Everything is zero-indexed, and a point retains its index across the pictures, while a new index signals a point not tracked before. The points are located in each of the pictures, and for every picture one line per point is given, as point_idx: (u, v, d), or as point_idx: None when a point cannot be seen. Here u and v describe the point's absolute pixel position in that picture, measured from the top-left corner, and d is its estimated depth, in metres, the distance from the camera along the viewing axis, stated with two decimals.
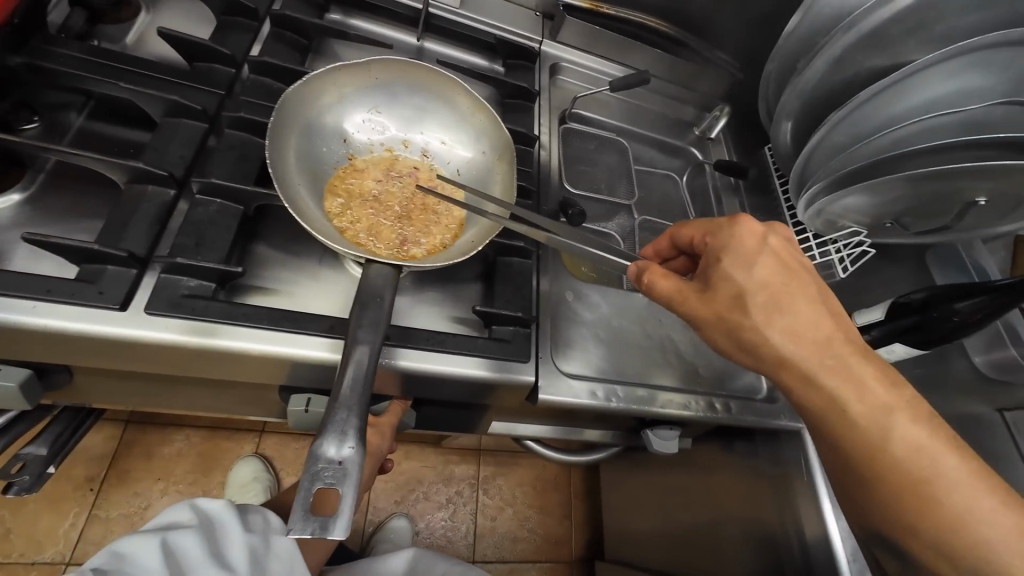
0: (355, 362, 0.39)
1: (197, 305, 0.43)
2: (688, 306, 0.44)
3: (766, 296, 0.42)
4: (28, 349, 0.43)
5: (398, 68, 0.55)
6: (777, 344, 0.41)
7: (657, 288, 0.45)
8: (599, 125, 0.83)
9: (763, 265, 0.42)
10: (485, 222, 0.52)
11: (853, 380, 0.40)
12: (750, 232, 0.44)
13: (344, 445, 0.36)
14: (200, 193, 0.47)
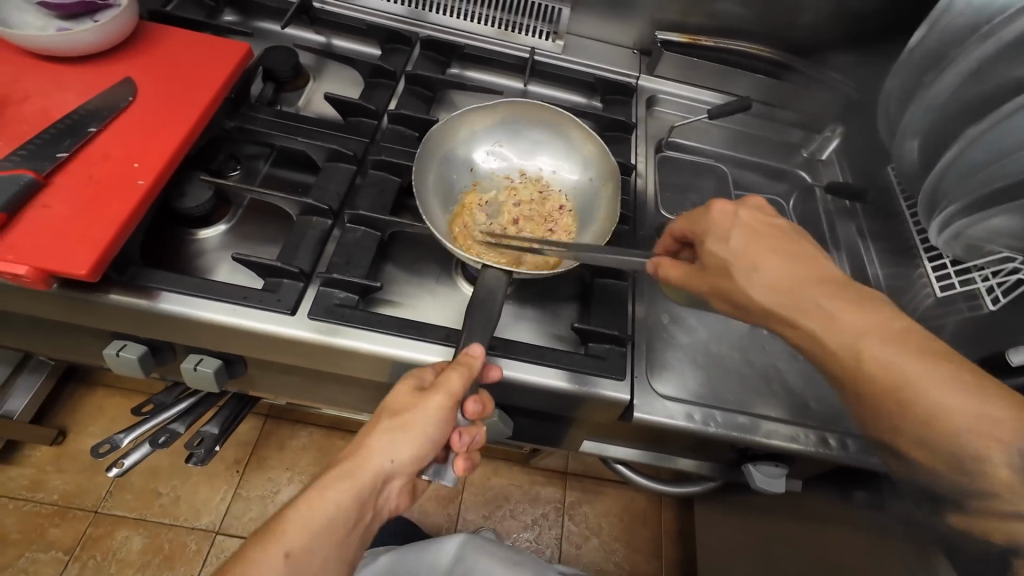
0: (455, 362, 0.46)
1: (345, 312, 0.52)
2: (691, 283, 0.47)
3: (738, 262, 0.44)
4: (227, 343, 0.55)
5: (520, 107, 0.63)
6: (758, 300, 0.43)
7: (667, 277, 0.49)
8: (697, 152, 0.83)
9: (736, 233, 0.45)
10: (589, 240, 0.58)
11: (828, 318, 0.40)
12: (721, 211, 0.47)
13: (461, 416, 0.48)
14: (350, 222, 0.57)
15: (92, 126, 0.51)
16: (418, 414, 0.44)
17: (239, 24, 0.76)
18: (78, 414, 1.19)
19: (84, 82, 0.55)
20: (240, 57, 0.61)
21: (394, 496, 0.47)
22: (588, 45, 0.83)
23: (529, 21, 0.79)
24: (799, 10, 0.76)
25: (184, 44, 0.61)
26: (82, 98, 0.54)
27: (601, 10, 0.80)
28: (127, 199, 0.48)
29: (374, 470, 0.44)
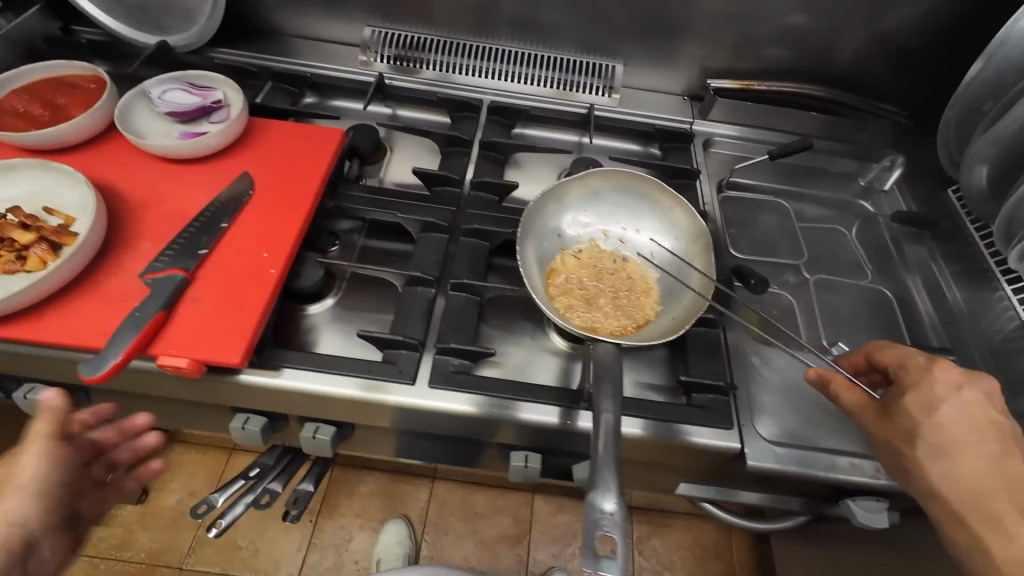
0: (604, 426, 0.43)
1: (463, 379, 0.55)
2: (864, 422, 0.51)
3: (945, 433, 0.47)
4: (348, 413, 0.58)
5: (605, 173, 0.63)
6: (933, 480, 0.46)
7: (840, 398, 0.53)
8: (758, 189, 0.85)
9: (946, 410, 0.47)
10: (683, 300, 0.57)
11: (993, 520, 0.43)
12: (942, 378, 0.48)
13: (610, 501, 0.39)
14: (452, 289, 0.61)
15: (224, 222, 0.57)
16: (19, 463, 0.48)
17: (316, 105, 0.83)
18: (159, 471, 1.23)
19: (209, 179, 0.61)
20: (337, 141, 0.67)
21: None
22: (641, 96, 0.87)
23: (585, 79, 0.84)
24: (846, 50, 0.79)
25: (287, 134, 0.66)
26: (210, 195, 0.59)
27: (653, 64, 0.84)
28: (264, 288, 0.53)
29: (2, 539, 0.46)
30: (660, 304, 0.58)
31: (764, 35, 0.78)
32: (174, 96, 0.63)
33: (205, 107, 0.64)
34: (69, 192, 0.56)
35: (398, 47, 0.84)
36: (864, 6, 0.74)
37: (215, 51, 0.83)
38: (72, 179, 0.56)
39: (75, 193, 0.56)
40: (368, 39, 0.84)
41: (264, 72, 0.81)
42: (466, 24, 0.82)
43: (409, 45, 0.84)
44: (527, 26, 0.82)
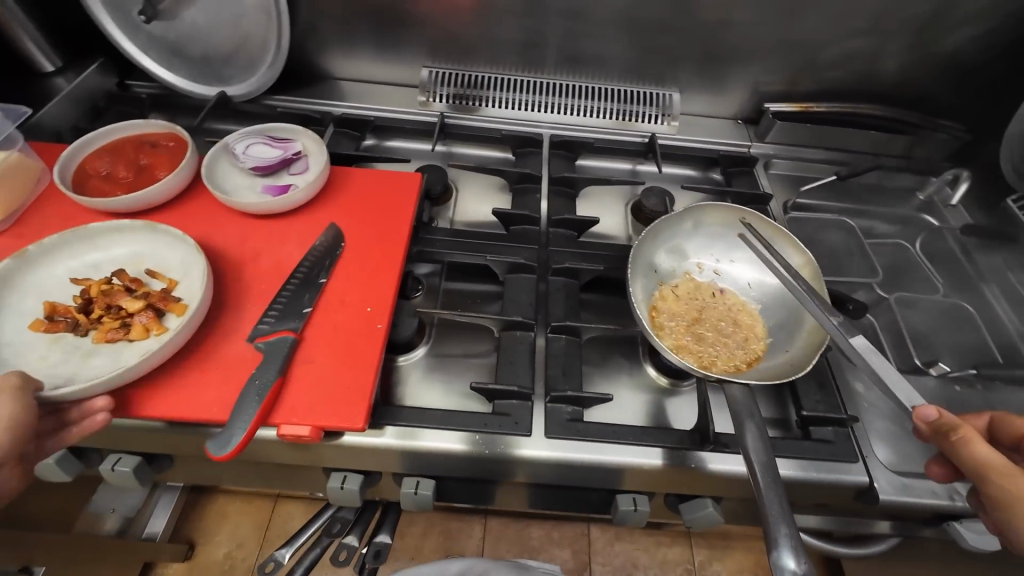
0: (757, 462, 0.42)
1: (580, 426, 0.54)
2: (1018, 483, 0.41)
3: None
4: (458, 468, 0.56)
5: (699, 207, 0.63)
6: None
7: (975, 450, 0.43)
8: (823, 210, 0.84)
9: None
10: (795, 332, 0.56)
11: None
12: None
13: (799, 559, 0.36)
14: (552, 331, 0.60)
15: (323, 276, 0.56)
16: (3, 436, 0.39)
17: (375, 147, 0.83)
18: (205, 522, 1.19)
19: (299, 232, 0.60)
20: (417, 185, 0.66)
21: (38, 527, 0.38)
22: (697, 122, 0.88)
23: (643, 108, 0.84)
24: (905, 69, 0.80)
25: (367, 181, 0.66)
26: (304, 248, 0.58)
27: (709, 90, 0.85)
28: (374, 344, 0.52)
29: None
30: (769, 337, 0.57)
31: (824, 59, 0.79)
32: (256, 150, 0.63)
33: (287, 159, 0.63)
34: (173, 254, 0.55)
35: (456, 85, 0.84)
36: (924, 28, 0.75)
37: (272, 98, 0.83)
38: (177, 242, 0.55)
39: (179, 255, 0.55)
40: (425, 79, 0.84)
41: (326, 118, 0.80)
42: (523, 60, 0.83)
43: (468, 83, 0.84)
44: (585, 60, 0.82)
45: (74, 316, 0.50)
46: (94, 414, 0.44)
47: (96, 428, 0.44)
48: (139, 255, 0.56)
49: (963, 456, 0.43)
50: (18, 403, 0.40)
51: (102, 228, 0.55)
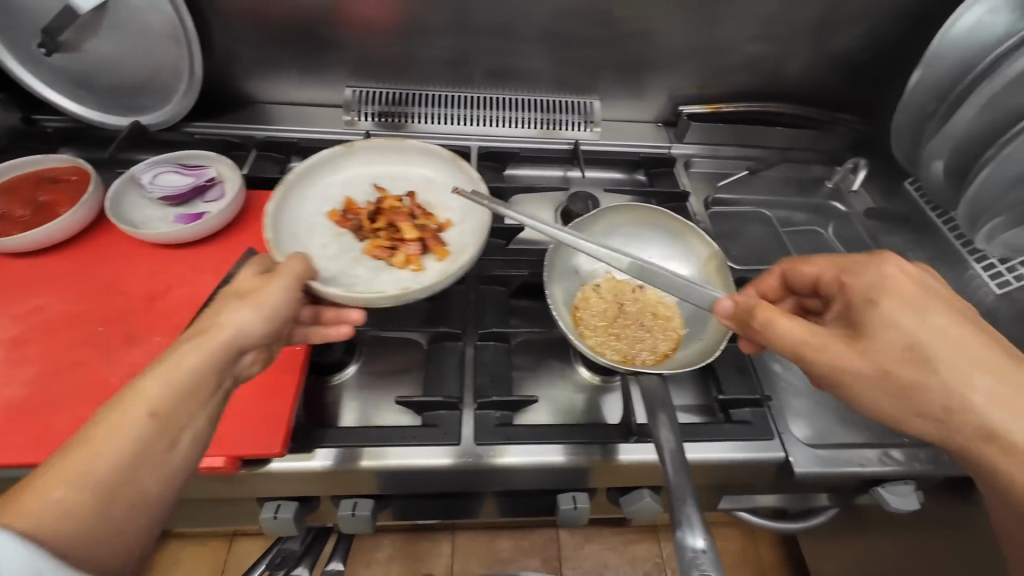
0: (667, 448, 0.44)
1: (509, 431, 0.54)
2: (822, 351, 0.42)
3: (941, 342, 0.40)
4: (392, 484, 0.56)
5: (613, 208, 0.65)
6: (979, 408, 0.38)
7: (776, 326, 0.43)
8: (742, 204, 0.89)
9: (934, 314, 0.41)
10: (708, 320, 0.59)
11: None
12: (899, 273, 0.44)
13: (700, 536, 0.38)
14: (480, 339, 0.60)
15: None
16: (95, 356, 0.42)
17: None
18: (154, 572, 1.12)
19: (214, 261, 0.59)
20: (341, 205, 0.67)
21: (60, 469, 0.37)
22: (619, 127, 0.91)
23: (566, 117, 0.87)
24: (801, 69, 0.86)
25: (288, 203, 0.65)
26: (220, 276, 0.57)
27: (627, 97, 0.89)
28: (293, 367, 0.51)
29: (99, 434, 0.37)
30: (685, 326, 0.60)
31: (729, 62, 0.84)
32: (165, 179, 0.62)
33: (200, 186, 0.62)
34: (451, 203, 0.67)
35: (381, 103, 0.85)
36: (814, 30, 0.81)
37: (191, 125, 0.82)
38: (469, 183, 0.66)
39: (458, 206, 0.67)
40: (349, 99, 0.84)
41: (247, 142, 0.80)
42: (446, 76, 0.84)
43: (392, 100, 0.85)
44: (505, 73, 0.84)
45: (360, 219, 0.64)
46: (343, 326, 0.51)
47: (337, 337, 0.50)
48: (428, 182, 0.69)
49: (767, 336, 0.44)
50: (289, 291, 0.46)
51: (418, 151, 0.69)
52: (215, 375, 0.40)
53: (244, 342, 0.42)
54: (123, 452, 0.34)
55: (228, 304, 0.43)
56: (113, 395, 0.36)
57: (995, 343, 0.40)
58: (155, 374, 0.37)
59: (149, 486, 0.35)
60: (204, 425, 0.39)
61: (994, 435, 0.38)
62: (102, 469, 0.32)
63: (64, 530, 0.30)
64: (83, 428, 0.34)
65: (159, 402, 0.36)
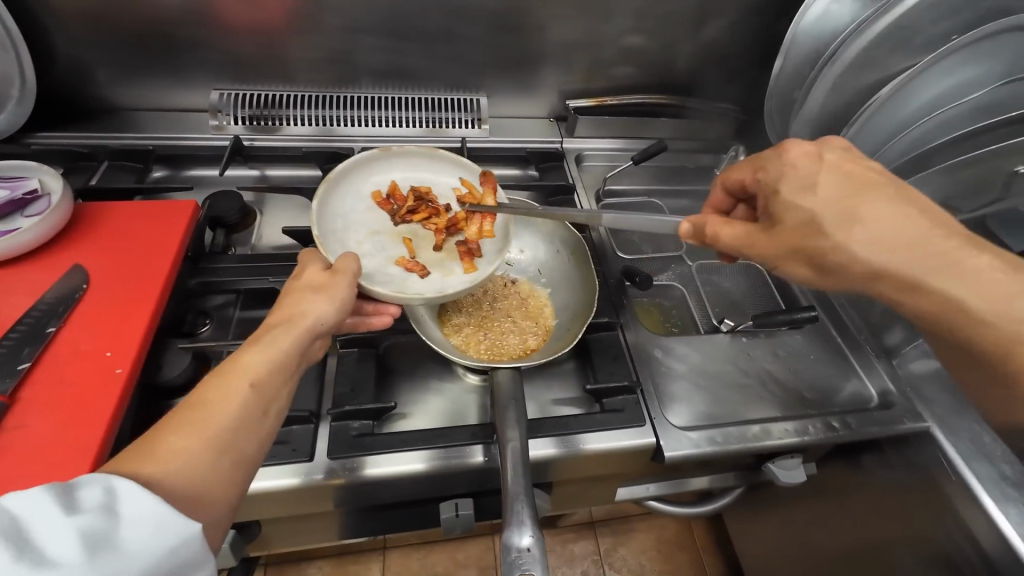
0: (511, 448, 0.45)
1: (367, 442, 0.52)
2: (757, 248, 0.45)
3: (838, 212, 0.40)
4: (249, 509, 0.52)
5: None
6: (862, 256, 0.40)
7: (720, 238, 0.46)
8: (632, 193, 0.92)
9: (823, 183, 0.42)
10: (574, 307, 0.62)
11: (974, 270, 0.40)
12: (802, 153, 0.44)
13: (526, 533, 0.41)
14: (343, 346, 0.57)
15: (52, 326, 0.49)
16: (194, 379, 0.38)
17: (167, 178, 0.76)
18: None
19: (32, 282, 0.53)
20: (192, 215, 0.62)
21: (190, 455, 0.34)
22: (510, 124, 0.91)
23: (453, 114, 0.86)
24: (678, 61, 0.88)
25: (131, 217, 0.61)
26: (34, 296, 0.52)
27: (514, 93, 0.88)
28: (110, 390, 0.47)
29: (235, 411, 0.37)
30: (554, 314, 0.63)
31: (608, 56, 0.85)
32: None
33: (16, 200, 0.56)
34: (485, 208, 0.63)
35: (252, 106, 0.81)
36: (683, 22, 0.83)
37: (32, 137, 0.75)
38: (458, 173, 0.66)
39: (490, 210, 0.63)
40: (216, 102, 0.80)
41: (97, 152, 0.73)
42: (321, 76, 0.81)
43: (264, 103, 0.81)
44: (385, 72, 0.82)
45: (400, 204, 0.61)
46: (385, 313, 0.54)
47: (383, 325, 0.53)
48: (457, 190, 0.65)
49: (718, 243, 0.46)
50: (347, 286, 0.46)
51: (447, 159, 0.65)
52: (303, 354, 0.43)
53: (324, 328, 0.44)
54: (228, 414, 0.36)
55: (305, 293, 0.45)
56: (222, 366, 0.39)
57: (896, 203, 0.40)
58: (256, 345, 0.40)
59: (247, 448, 0.37)
60: (287, 396, 0.42)
61: (890, 276, 0.41)
62: (217, 427, 0.35)
63: (185, 481, 0.33)
64: (194, 394, 0.37)
65: (259, 373, 0.39)
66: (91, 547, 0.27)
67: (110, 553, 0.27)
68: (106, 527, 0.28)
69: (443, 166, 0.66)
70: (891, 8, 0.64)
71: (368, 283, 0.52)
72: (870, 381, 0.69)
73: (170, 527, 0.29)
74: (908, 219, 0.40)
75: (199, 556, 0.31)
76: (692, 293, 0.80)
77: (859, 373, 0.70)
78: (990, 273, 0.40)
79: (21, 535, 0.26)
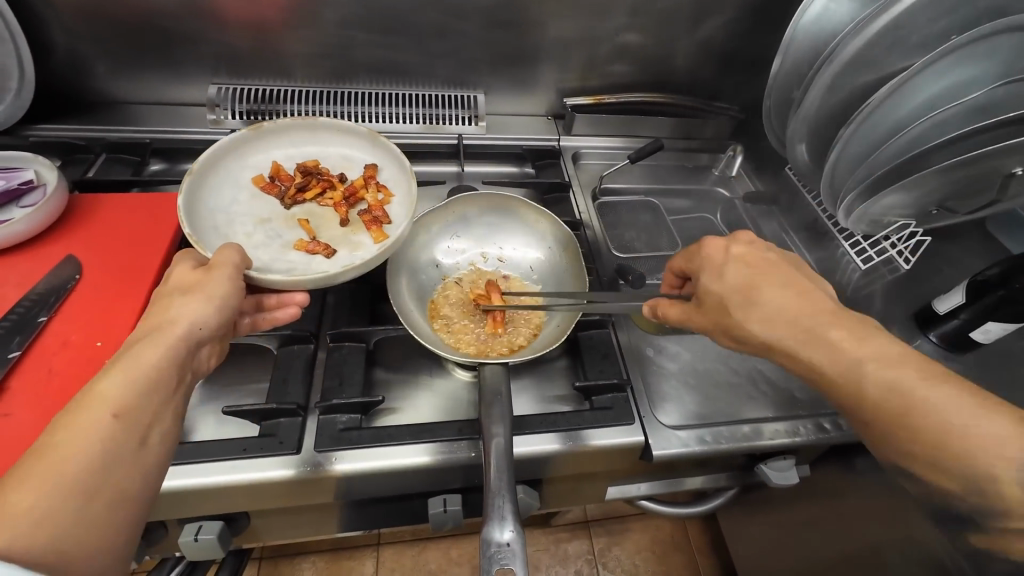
0: (495, 446, 0.45)
1: (353, 435, 0.52)
2: (694, 322, 0.49)
3: (736, 295, 0.45)
4: (236, 501, 0.52)
5: (472, 202, 0.68)
6: (758, 333, 0.44)
7: (669, 316, 0.50)
8: (629, 192, 0.91)
9: (728, 270, 0.47)
10: (565, 304, 0.62)
11: (864, 344, 0.40)
12: (714, 247, 0.49)
13: (506, 529, 0.41)
14: (333, 340, 0.58)
15: (43, 316, 0.50)
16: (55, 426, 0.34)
17: (164, 171, 0.77)
18: None
19: (25, 272, 0.54)
20: None
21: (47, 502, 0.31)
22: (507, 121, 0.91)
23: (450, 111, 0.86)
24: (677, 60, 0.88)
25: (127, 209, 0.61)
26: (25, 287, 0.52)
27: (512, 90, 0.88)
28: None
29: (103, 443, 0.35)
30: (545, 310, 0.63)
31: (605, 54, 0.85)
32: None
33: (10, 190, 0.56)
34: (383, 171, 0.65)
35: (250, 101, 0.81)
36: (680, 20, 0.82)
37: (30, 129, 0.75)
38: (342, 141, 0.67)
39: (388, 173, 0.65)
40: (214, 96, 0.80)
41: (94, 145, 0.74)
42: (318, 71, 0.81)
43: (262, 98, 0.81)
44: (382, 68, 0.82)
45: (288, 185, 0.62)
46: (293, 306, 0.53)
47: (286, 318, 0.52)
48: (348, 160, 0.66)
49: (669, 320, 0.51)
50: (229, 283, 0.45)
51: (328, 127, 0.66)
52: (182, 367, 0.41)
53: (203, 333, 0.43)
54: (85, 452, 0.34)
55: (174, 300, 0.43)
56: (74, 402, 0.36)
57: (779, 287, 0.44)
58: (115, 371, 0.38)
59: (125, 480, 0.35)
60: (168, 416, 0.39)
61: (784, 350, 0.43)
62: (72, 470, 0.33)
63: (42, 536, 0.31)
64: (39, 441, 0.33)
65: (119, 400, 0.36)
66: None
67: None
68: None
69: (328, 137, 0.67)
70: (890, 8, 0.64)
71: (261, 272, 0.53)
72: None
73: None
74: (798, 303, 0.43)
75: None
76: None
77: None
78: (869, 340, 0.41)
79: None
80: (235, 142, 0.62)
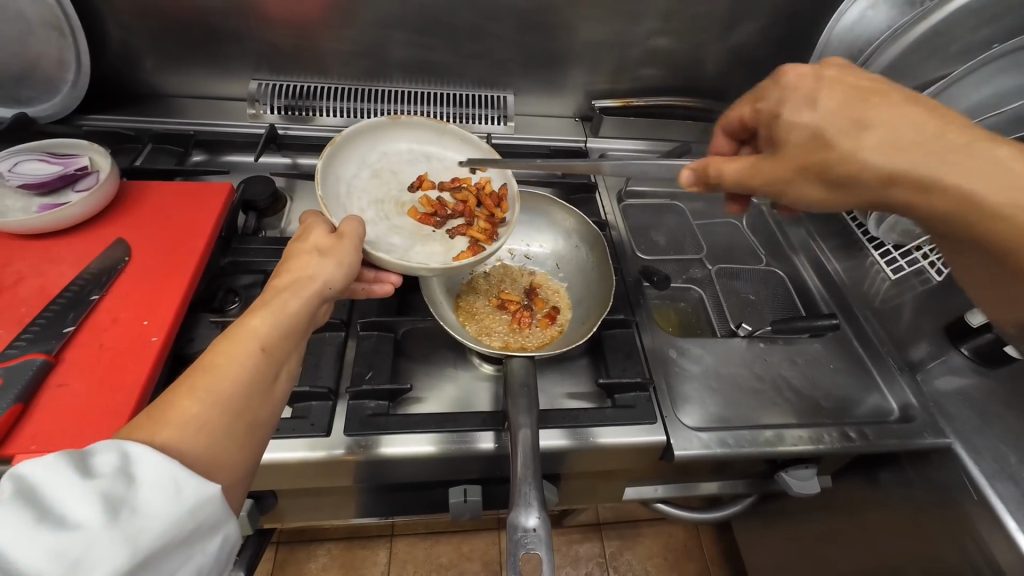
0: (522, 440, 0.46)
1: (380, 421, 0.53)
2: (763, 174, 0.44)
3: (840, 122, 0.39)
4: (265, 481, 0.55)
5: None
6: (872, 162, 0.38)
7: (724, 173, 0.45)
8: (654, 194, 0.90)
9: (826, 95, 0.41)
10: (591, 305, 0.63)
11: (994, 168, 0.35)
12: (800, 75, 0.43)
13: (532, 515, 0.42)
14: (363, 329, 0.59)
15: (95, 294, 0.52)
16: (212, 354, 0.37)
17: (206, 162, 0.80)
18: None
19: (79, 253, 0.57)
20: (226, 196, 0.65)
21: (206, 419, 0.34)
22: (535, 122, 0.92)
23: (479, 111, 0.88)
24: (707, 65, 0.88)
25: (172, 197, 0.64)
26: (78, 267, 0.55)
27: (541, 92, 0.90)
28: (144, 359, 0.49)
29: (253, 376, 0.37)
30: (569, 309, 0.65)
31: (634, 57, 0.85)
32: (29, 167, 0.59)
33: (67, 175, 0.60)
34: None
35: (288, 97, 0.84)
36: (711, 26, 0.83)
37: (84, 118, 0.80)
38: (458, 145, 0.66)
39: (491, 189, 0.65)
40: (255, 91, 0.83)
41: (142, 136, 0.78)
42: (353, 70, 0.84)
43: (299, 94, 0.84)
44: (417, 67, 0.84)
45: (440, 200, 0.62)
46: (387, 282, 0.55)
47: (385, 294, 0.56)
48: (460, 168, 0.66)
49: (725, 181, 0.45)
50: (358, 250, 0.47)
51: (455, 134, 0.65)
52: (310, 318, 0.44)
53: (331, 291, 0.45)
54: (240, 378, 0.36)
55: (311, 257, 0.45)
56: (230, 329, 0.39)
57: (903, 107, 0.38)
58: (265, 309, 0.40)
59: (261, 412, 0.38)
60: (293, 360, 0.42)
61: (899, 179, 0.37)
62: (229, 393, 0.36)
63: (202, 445, 0.33)
64: (204, 359, 0.36)
65: (267, 338, 0.39)
66: (110, 511, 0.28)
67: (128, 517, 0.29)
68: (123, 491, 0.29)
69: (451, 142, 0.66)
70: (931, 13, 0.63)
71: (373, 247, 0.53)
72: (891, 395, 0.67)
73: (186, 492, 0.31)
74: (920, 118, 0.37)
75: (219, 514, 0.32)
76: (712, 295, 0.79)
77: (881, 387, 0.68)
78: None
79: (38, 499, 0.27)
80: (372, 125, 0.62)
